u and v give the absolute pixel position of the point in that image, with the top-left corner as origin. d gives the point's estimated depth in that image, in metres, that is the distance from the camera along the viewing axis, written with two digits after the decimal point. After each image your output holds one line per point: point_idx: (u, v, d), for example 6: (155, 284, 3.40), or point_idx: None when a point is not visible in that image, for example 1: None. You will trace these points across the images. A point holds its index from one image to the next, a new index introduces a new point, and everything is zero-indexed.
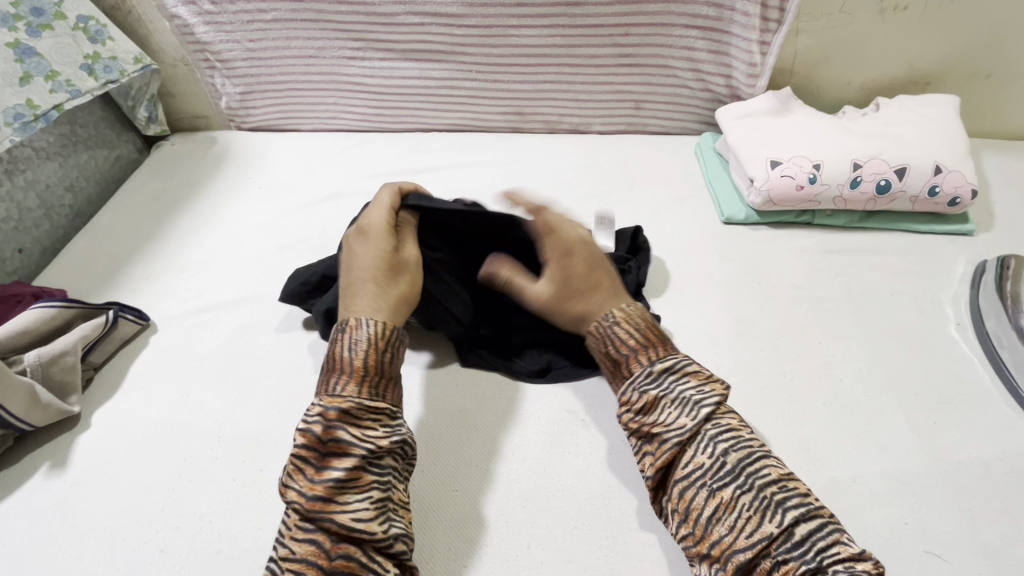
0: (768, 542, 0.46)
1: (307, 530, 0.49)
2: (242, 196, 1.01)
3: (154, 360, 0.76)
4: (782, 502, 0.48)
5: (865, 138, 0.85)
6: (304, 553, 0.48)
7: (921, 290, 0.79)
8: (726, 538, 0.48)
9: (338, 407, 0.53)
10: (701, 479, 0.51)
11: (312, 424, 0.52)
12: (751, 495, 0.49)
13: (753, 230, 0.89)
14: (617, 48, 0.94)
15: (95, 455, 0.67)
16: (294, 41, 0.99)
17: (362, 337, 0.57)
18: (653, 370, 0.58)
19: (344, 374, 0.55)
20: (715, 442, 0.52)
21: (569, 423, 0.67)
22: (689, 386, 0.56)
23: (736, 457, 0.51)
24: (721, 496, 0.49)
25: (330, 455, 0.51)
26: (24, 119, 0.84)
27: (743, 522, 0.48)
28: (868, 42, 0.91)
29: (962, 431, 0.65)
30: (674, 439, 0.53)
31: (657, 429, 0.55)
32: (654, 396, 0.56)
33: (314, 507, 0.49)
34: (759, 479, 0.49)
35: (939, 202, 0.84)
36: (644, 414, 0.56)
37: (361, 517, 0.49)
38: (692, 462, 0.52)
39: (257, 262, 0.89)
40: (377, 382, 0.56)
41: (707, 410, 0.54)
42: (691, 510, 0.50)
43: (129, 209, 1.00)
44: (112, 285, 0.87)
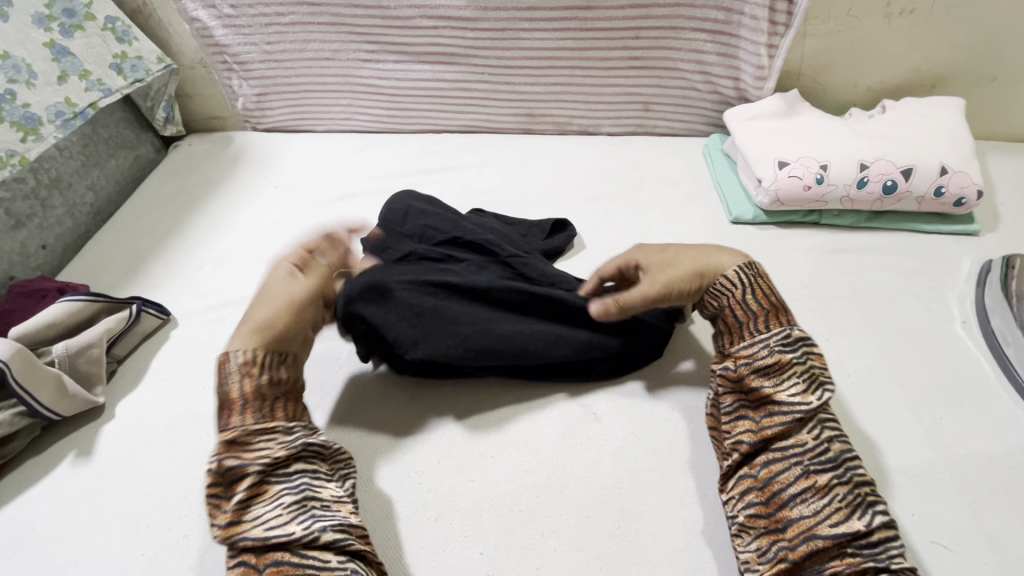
0: (849, 536, 0.49)
1: (234, 557, 0.51)
2: (258, 195, 1.03)
3: (175, 354, 0.78)
4: (872, 504, 0.51)
5: (871, 139, 0.86)
6: (238, 571, 0.50)
7: (927, 289, 0.80)
8: (808, 520, 0.51)
9: (222, 439, 0.55)
10: (797, 458, 0.54)
11: (208, 463, 0.54)
12: (848, 488, 0.52)
13: (761, 229, 0.90)
14: (627, 51, 0.96)
15: (119, 445, 0.69)
16: (310, 43, 1.01)
17: (234, 368, 0.59)
18: (790, 335, 0.60)
19: (226, 409, 0.58)
20: (823, 427, 0.56)
21: (580, 417, 0.68)
22: (816, 364, 0.58)
23: (841, 448, 0.54)
24: (816, 479, 0.53)
25: (232, 483, 0.54)
26: (64, 117, 0.88)
27: (829, 510, 0.51)
28: (874, 45, 0.93)
29: (968, 426, 0.66)
30: (794, 414, 0.56)
31: (776, 395, 0.57)
32: (789, 360, 0.58)
33: (228, 533, 0.51)
34: (858, 477, 0.53)
35: (944, 203, 0.85)
36: (764, 375, 0.59)
37: (273, 525, 0.51)
38: (795, 439, 0.56)
39: (274, 259, 0.91)
40: (258, 405, 0.58)
41: (830, 395, 0.56)
42: (774, 483, 0.54)
43: (148, 208, 1.02)
44: (132, 281, 0.89)
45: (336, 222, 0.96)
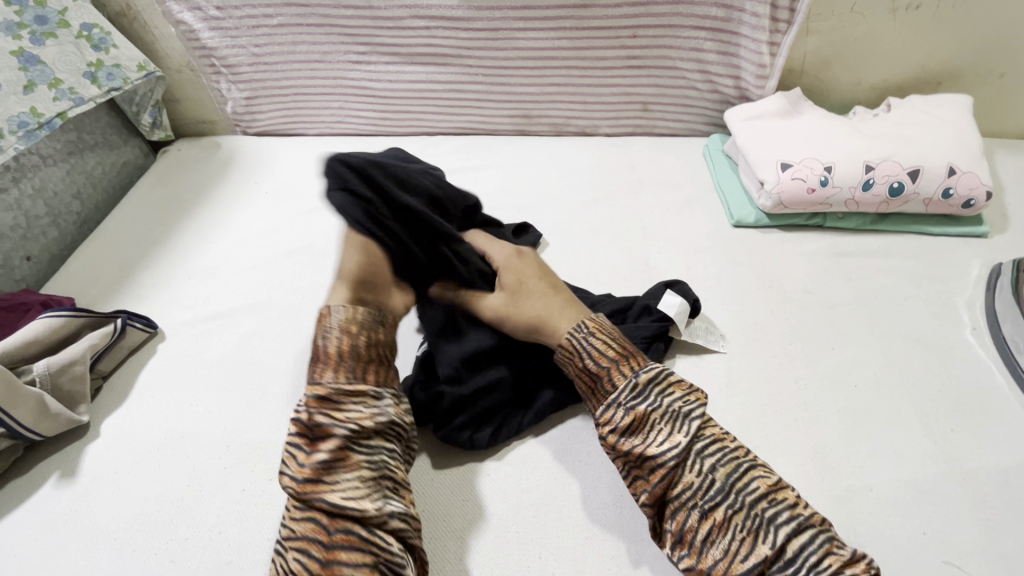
0: (762, 565, 0.48)
1: (305, 511, 0.52)
2: (248, 201, 1.01)
3: (162, 369, 0.76)
4: (772, 520, 0.49)
5: (877, 139, 0.84)
6: (304, 531, 0.51)
7: (935, 293, 0.78)
8: (722, 562, 0.49)
9: (318, 395, 0.56)
10: (691, 501, 0.52)
11: (295, 416, 0.56)
12: (743, 514, 0.50)
13: (764, 232, 0.88)
14: (624, 50, 0.93)
15: (105, 465, 0.67)
16: (299, 46, 0.98)
17: (335, 326, 0.60)
18: (639, 382, 0.58)
19: (323, 365, 0.58)
20: (703, 460, 0.53)
21: (580, 431, 0.67)
22: (673, 400, 0.57)
23: (724, 472, 0.52)
24: (713, 517, 0.51)
25: (318, 439, 0.55)
26: (27, 127, 0.85)
27: (737, 544, 0.49)
28: (879, 42, 0.90)
29: (978, 437, 0.64)
30: (668, 462, 0.53)
31: (647, 450, 0.54)
32: (644, 410, 0.56)
33: (305, 489, 0.52)
34: (749, 496, 0.51)
35: (952, 204, 0.83)
36: (630, 434, 0.56)
37: (349, 494, 0.52)
38: (682, 483, 0.53)
39: (263, 268, 0.89)
40: (354, 366, 0.58)
41: (696, 425, 0.55)
42: (686, 533, 0.51)
43: (136, 216, 1.00)
44: (119, 292, 0.87)
45: (327, 229, 0.94)
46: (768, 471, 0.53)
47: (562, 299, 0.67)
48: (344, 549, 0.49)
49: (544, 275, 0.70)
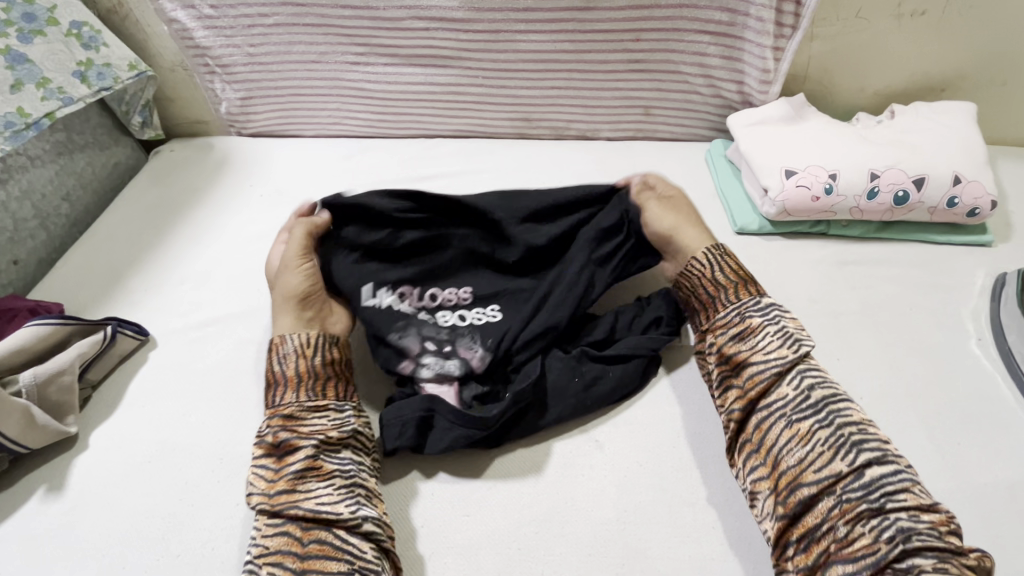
0: (834, 479, 0.52)
1: (275, 527, 0.54)
2: (243, 204, 0.99)
3: (153, 378, 0.74)
4: (857, 443, 0.54)
5: (882, 147, 0.83)
6: (278, 545, 0.53)
7: (940, 304, 0.77)
8: (793, 470, 0.55)
9: (281, 414, 0.61)
10: (781, 411, 0.58)
11: (262, 437, 0.60)
12: (829, 431, 0.55)
13: (767, 240, 0.87)
14: (627, 53, 0.92)
15: (93, 478, 0.65)
16: (295, 46, 0.96)
17: (288, 349, 0.65)
18: (761, 301, 0.65)
19: (281, 387, 0.63)
20: (803, 377, 0.59)
21: (582, 444, 0.66)
22: (789, 323, 0.63)
23: (821, 393, 0.58)
24: (798, 428, 0.56)
25: (285, 455, 0.58)
26: (14, 128, 0.83)
27: (814, 456, 0.54)
28: (883, 48, 0.89)
29: (987, 451, 0.63)
30: (770, 370, 0.60)
31: (750, 356, 0.62)
32: (761, 323, 0.63)
33: (279, 500, 0.55)
34: (839, 418, 0.56)
35: (957, 213, 0.82)
36: (740, 340, 0.63)
37: (325, 501, 0.55)
38: (777, 393, 0.59)
39: (258, 273, 0.87)
40: (312, 385, 0.63)
41: (806, 348, 0.61)
42: (766, 441, 0.57)
43: (126, 219, 0.98)
44: (109, 297, 0.85)
45: None
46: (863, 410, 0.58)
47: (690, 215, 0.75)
48: (319, 558, 0.52)
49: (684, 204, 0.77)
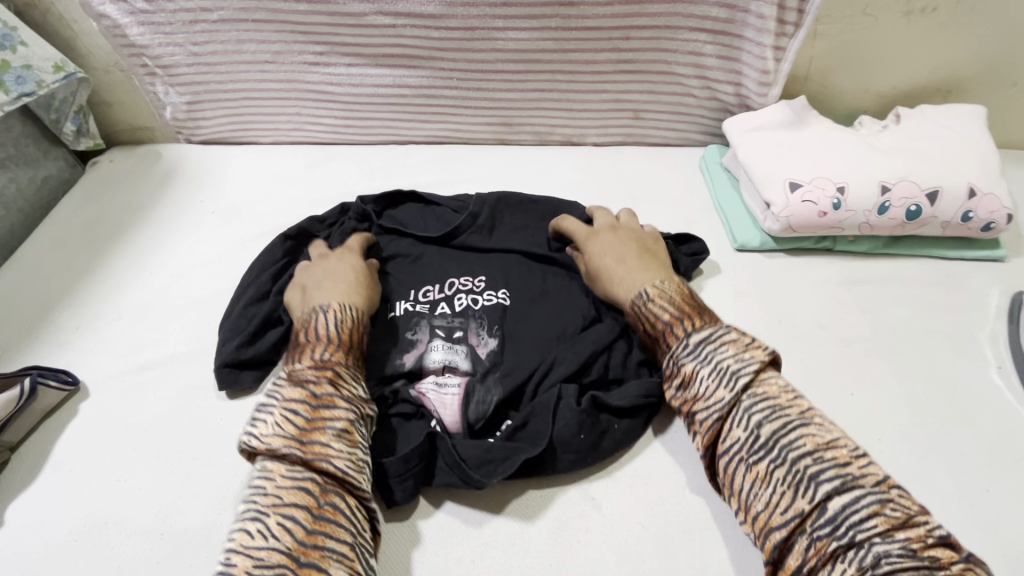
0: (801, 518, 0.46)
1: (294, 478, 0.50)
2: (192, 223, 0.88)
3: (84, 435, 0.65)
4: (815, 476, 0.47)
5: (891, 157, 0.77)
6: (295, 498, 0.49)
7: (956, 328, 0.72)
8: (762, 514, 0.48)
9: (330, 368, 0.57)
10: (739, 452, 0.51)
11: (306, 383, 0.55)
12: (785, 468, 0.48)
13: (769, 258, 0.80)
14: (616, 53, 0.84)
15: (9, 564, 0.56)
16: (245, 44, 0.86)
17: (345, 316, 0.63)
18: (692, 342, 0.58)
19: (331, 344, 0.60)
20: (751, 414, 0.52)
21: (577, 503, 0.59)
22: (725, 355, 0.55)
23: (770, 429, 0.51)
24: (757, 471, 0.50)
25: (322, 408, 0.54)
26: None
27: (778, 497, 0.48)
28: (890, 47, 0.83)
29: (1016, 497, 0.58)
30: (712, 415, 0.54)
31: (695, 404, 0.55)
32: (694, 369, 0.56)
33: (311, 451, 0.51)
34: (792, 450, 0.49)
35: (971, 228, 0.76)
36: (683, 388, 0.57)
37: (353, 466, 0.52)
38: (730, 436, 0.52)
39: (208, 304, 0.77)
40: (357, 356, 0.62)
41: (744, 380, 0.53)
42: (731, 486, 0.52)
43: (58, 242, 0.87)
44: (35, 337, 0.74)
45: None
46: (822, 430, 0.50)
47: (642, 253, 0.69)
48: (330, 524, 0.49)
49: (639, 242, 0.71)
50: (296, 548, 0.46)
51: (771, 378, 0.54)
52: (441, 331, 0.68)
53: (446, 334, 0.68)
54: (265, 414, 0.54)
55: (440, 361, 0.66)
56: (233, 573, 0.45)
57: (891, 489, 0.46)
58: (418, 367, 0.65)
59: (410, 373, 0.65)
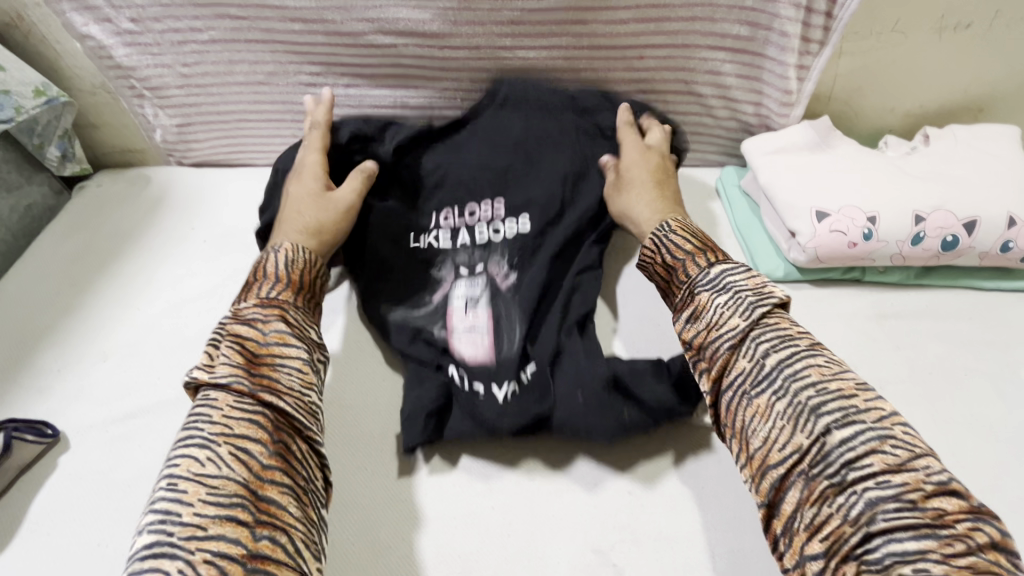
0: (798, 457, 0.43)
1: (243, 410, 0.46)
2: (182, 252, 0.84)
3: (64, 493, 0.60)
4: (816, 410, 0.43)
5: (925, 183, 0.72)
6: (244, 430, 0.45)
7: (999, 367, 0.67)
8: (760, 452, 0.45)
9: (278, 305, 0.56)
10: (740, 386, 0.48)
11: (256, 323, 0.53)
12: (787, 402, 0.45)
13: (794, 289, 0.75)
14: (631, 72, 0.79)
15: None
16: (237, 65, 0.81)
17: (297, 258, 0.62)
18: (711, 270, 0.55)
19: (277, 282, 0.59)
20: (757, 345, 0.48)
21: (597, 569, 0.56)
22: (741, 285, 0.52)
23: (776, 359, 0.47)
24: (758, 406, 0.46)
25: (271, 346, 0.52)
26: None
27: (776, 433, 0.44)
28: (920, 65, 0.78)
29: None
30: (723, 344, 0.50)
31: (705, 334, 0.51)
32: (709, 298, 0.53)
33: (261, 385, 0.48)
34: (796, 383, 0.45)
35: (1011, 259, 0.71)
36: (694, 320, 0.53)
37: (305, 408, 0.49)
38: (734, 369, 0.49)
39: (198, 342, 0.73)
40: (307, 296, 0.61)
41: (761, 309, 0.50)
42: (732, 420, 0.48)
43: (41, 275, 0.82)
44: (15, 380, 0.70)
45: None
46: (831, 364, 0.47)
47: (665, 192, 0.71)
48: (281, 465, 0.45)
49: (662, 179, 0.73)
50: (252, 481, 0.43)
51: (785, 315, 0.51)
52: (467, 276, 0.72)
53: (469, 279, 0.72)
54: (212, 347, 0.51)
55: (468, 298, 0.71)
56: (182, 499, 0.41)
57: (895, 426, 0.42)
58: (445, 302, 0.71)
59: (438, 309, 0.70)
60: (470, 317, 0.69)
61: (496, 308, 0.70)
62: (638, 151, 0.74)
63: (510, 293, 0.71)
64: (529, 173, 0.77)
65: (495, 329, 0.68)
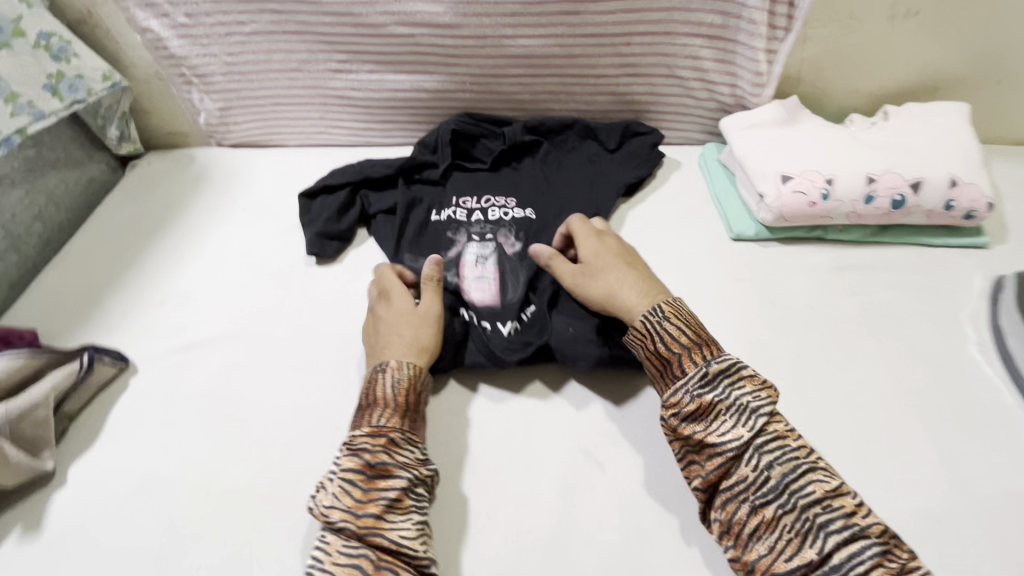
0: (806, 567, 0.51)
1: (350, 554, 0.53)
2: (226, 218, 0.96)
3: (135, 406, 0.71)
4: (823, 526, 0.51)
5: (877, 151, 0.82)
6: (351, 574, 0.52)
7: (939, 309, 0.76)
8: (766, 558, 0.52)
9: (385, 437, 0.60)
10: (743, 494, 0.55)
11: (361, 449, 0.59)
12: (793, 515, 0.52)
13: (763, 246, 0.85)
14: (620, 58, 0.90)
15: (73, 516, 0.63)
16: (275, 54, 0.93)
17: (403, 376, 0.64)
18: (708, 372, 0.59)
19: (387, 408, 0.62)
20: (760, 456, 0.55)
21: (582, 465, 0.64)
22: (743, 394, 0.58)
23: (780, 473, 0.54)
24: (764, 514, 0.53)
25: (377, 477, 0.58)
26: None
27: (783, 544, 0.52)
28: (877, 49, 0.88)
29: (990, 460, 0.63)
30: (727, 453, 0.56)
31: (707, 437, 0.57)
32: (711, 401, 0.58)
33: (366, 524, 0.55)
34: (801, 499, 0.53)
35: (954, 216, 0.80)
36: (692, 420, 0.59)
37: (407, 535, 0.55)
38: (736, 475, 0.56)
39: (243, 291, 0.84)
40: (411, 417, 0.63)
41: (761, 421, 0.56)
42: (734, 524, 0.55)
43: (104, 237, 0.94)
44: (89, 320, 0.82)
45: None
46: (829, 478, 0.54)
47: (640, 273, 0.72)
48: None
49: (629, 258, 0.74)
50: None
51: (779, 417, 0.58)
52: (478, 240, 0.84)
53: (481, 242, 0.84)
54: (326, 483, 0.58)
55: (478, 255, 0.82)
56: None
57: (890, 538, 0.51)
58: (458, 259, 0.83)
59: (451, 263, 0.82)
60: (480, 273, 0.81)
61: (501, 264, 0.82)
62: (594, 242, 0.75)
63: (512, 255, 0.83)
64: (541, 173, 0.93)
65: (501, 281, 0.80)
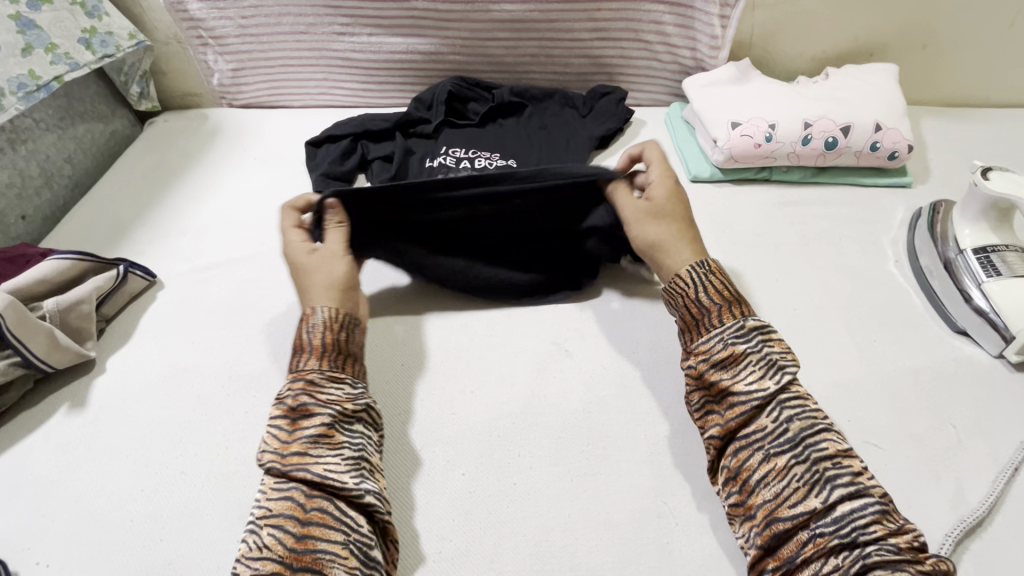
0: (809, 515, 0.51)
1: (282, 489, 0.54)
2: (237, 166, 1.06)
3: (163, 313, 0.81)
4: (832, 479, 0.52)
5: (814, 101, 0.94)
6: (281, 509, 0.53)
7: (865, 235, 0.88)
8: (770, 503, 0.53)
9: (302, 380, 0.61)
10: (759, 442, 0.56)
11: (283, 398, 0.59)
12: (805, 466, 0.54)
13: (717, 187, 0.97)
14: (592, 23, 1.02)
15: (112, 397, 0.72)
16: (285, 17, 1.04)
17: (317, 322, 0.64)
18: (744, 327, 0.61)
19: (306, 353, 0.63)
20: (782, 409, 0.57)
21: (554, 353, 0.75)
22: (773, 351, 0.60)
23: (797, 427, 0.56)
24: (775, 462, 0.55)
25: (301, 417, 0.58)
26: (27, 89, 0.88)
27: (789, 490, 0.53)
28: (817, 16, 1.00)
29: (897, 347, 0.74)
30: (751, 401, 0.57)
31: (734, 385, 0.59)
32: (743, 352, 0.60)
33: (290, 461, 0.55)
34: (815, 452, 0.54)
35: (880, 157, 0.93)
36: (721, 367, 0.60)
37: (334, 468, 0.55)
38: (756, 425, 0.57)
39: (255, 223, 0.94)
40: (335, 357, 0.63)
41: (788, 378, 0.58)
42: (743, 470, 0.56)
43: (126, 181, 1.04)
44: (116, 247, 0.92)
45: None
46: (841, 439, 0.56)
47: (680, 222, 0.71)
48: (319, 525, 0.52)
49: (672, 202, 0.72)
50: (292, 543, 0.51)
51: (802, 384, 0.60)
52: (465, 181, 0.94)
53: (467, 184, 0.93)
54: None
55: None
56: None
57: (890, 500, 0.52)
58: None
59: None
60: None
61: None
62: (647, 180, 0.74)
63: None
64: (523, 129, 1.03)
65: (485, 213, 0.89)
